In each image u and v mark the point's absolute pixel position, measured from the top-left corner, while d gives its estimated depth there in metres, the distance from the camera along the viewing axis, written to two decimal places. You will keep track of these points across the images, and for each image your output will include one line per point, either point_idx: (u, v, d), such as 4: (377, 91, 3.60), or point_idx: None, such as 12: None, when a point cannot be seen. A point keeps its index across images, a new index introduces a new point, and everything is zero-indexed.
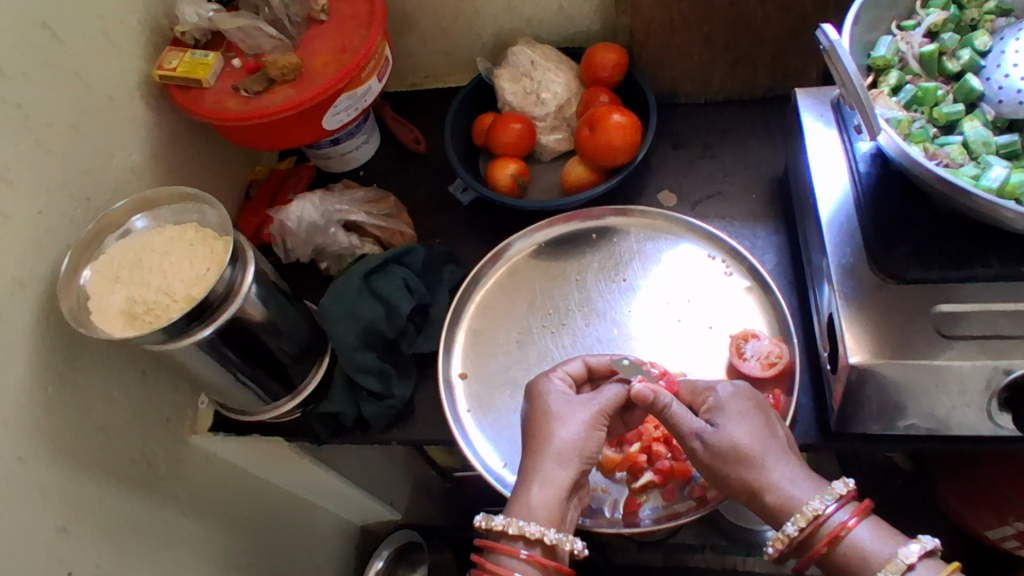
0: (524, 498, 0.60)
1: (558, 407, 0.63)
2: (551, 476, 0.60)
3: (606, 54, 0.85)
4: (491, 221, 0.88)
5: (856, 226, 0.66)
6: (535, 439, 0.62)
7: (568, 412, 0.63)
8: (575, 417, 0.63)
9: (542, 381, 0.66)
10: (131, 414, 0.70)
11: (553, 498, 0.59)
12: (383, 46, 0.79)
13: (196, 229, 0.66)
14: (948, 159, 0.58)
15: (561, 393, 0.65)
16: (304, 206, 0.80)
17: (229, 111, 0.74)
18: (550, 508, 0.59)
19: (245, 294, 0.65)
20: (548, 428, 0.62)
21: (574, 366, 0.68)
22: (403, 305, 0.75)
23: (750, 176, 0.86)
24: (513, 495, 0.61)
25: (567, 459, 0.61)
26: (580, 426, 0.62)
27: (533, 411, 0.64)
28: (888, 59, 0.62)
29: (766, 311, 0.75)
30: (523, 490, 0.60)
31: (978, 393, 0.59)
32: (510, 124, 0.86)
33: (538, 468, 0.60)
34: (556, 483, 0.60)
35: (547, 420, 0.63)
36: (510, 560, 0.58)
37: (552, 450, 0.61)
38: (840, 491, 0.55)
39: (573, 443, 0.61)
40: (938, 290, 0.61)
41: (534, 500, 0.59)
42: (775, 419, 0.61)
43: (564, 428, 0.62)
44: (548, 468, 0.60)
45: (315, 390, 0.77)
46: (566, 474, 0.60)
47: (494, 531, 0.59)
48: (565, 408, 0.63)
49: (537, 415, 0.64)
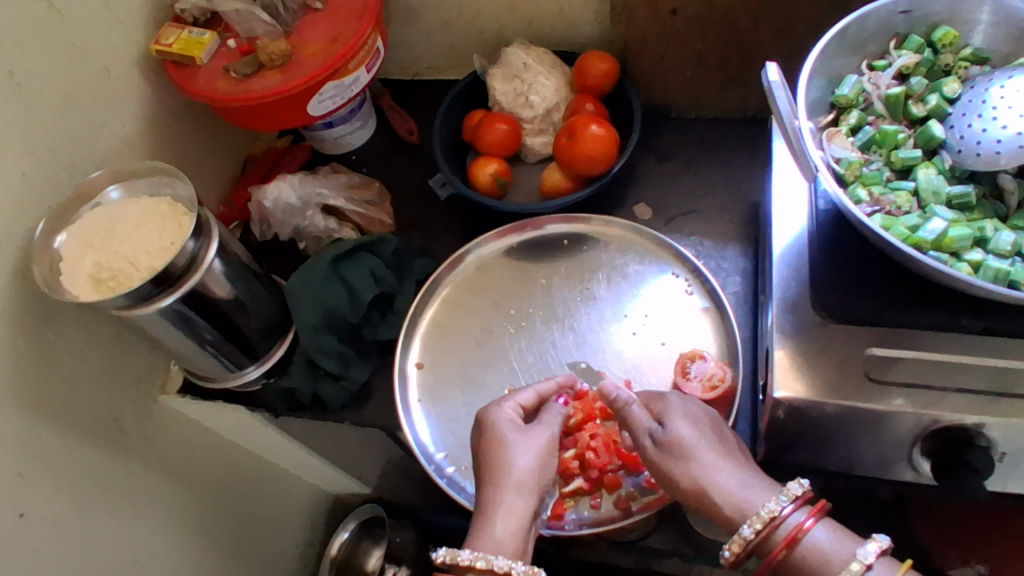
0: (489, 532, 0.59)
1: (508, 436, 0.64)
2: (511, 509, 0.60)
3: (597, 63, 0.86)
4: (469, 217, 0.91)
5: (806, 262, 0.66)
6: (491, 470, 0.62)
7: (520, 442, 0.64)
8: (528, 446, 0.64)
9: (491, 410, 0.66)
10: (102, 371, 0.75)
11: (515, 530, 0.60)
12: (374, 37, 0.81)
13: (169, 203, 0.70)
14: (893, 206, 0.58)
15: (512, 419, 0.65)
16: (282, 189, 0.83)
17: (217, 91, 0.77)
18: (514, 539, 0.59)
19: (206, 268, 0.68)
20: (503, 458, 0.62)
21: (524, 396, 0.68)
22: (365, 292, 0.79)
23: (728, 198, 0.86)
24: (476, 532, 0.60)
25: (524, 489, 0.61)
26: (530, 455, 0.63)
27: (484, 441, 0.65)
28: (851, 99, 0.61)
29: (719, 334, 0.76)
30: (487, 524, 0.60)
31: (901, 436, 0.60)
32: (496, 124, 0.87)
33: (499, 500, 0.61)
34: (517, 515, 0.60)
35: (500, 449, 0.63)
36: None
37: (508, 481, 0.61)
38: (796, 491, 0.56)
39: (531, 472, 0.62)
40: (876, 333, 0.61)
41: (500, 533, 0.59)
42: (722, 424, 0.63)
43: (519, 458, 0.62)
44: (508, 500, 0.61)
45: (278, 362, 0.81)
46: (525, 504, 0.61)
47: (461, 565, 0.58)
48: (516, 437, 0.64)
49: (486, 443, 0.64)
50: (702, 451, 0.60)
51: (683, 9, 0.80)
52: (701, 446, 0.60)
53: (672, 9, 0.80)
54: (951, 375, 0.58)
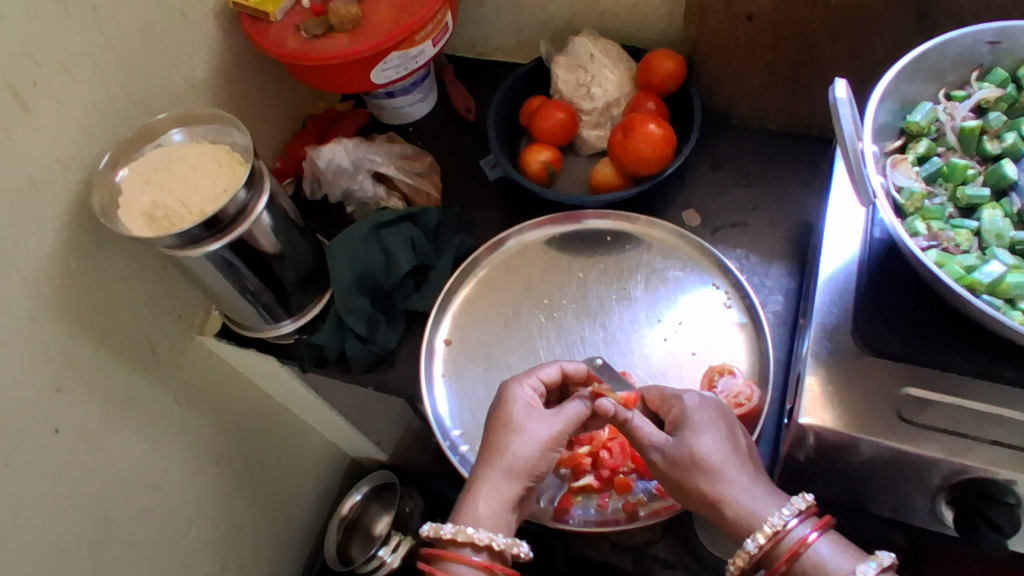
0: (474, 508, 0.61)
1: (518, 420, 0.64)
2: (493, 486, 0.61)
3: (663, 62, 0.84)
4: (515, 201, 0.90)
5: (852, 289, 0.64)
6: (490, 448, 0.63)
7: (529, 425, 0.64)
8: (534, 434, 0.63)
9: (511, 388, 0.67)
10: (144, 302, 0.77)
11: (493, 506, 0.61)
12: (444, 12, 0.81)
13: (226, 151, 0.72)
14: (951, 243, 0.54)
15: (528, 401, 0.65)
16: (336, 150, 0.85)
17: (286, 47, 0.78)
18: (491, 515, 0.60)
19: (254, 219, 0.70)
20: (505, 439, 0.63)
21: (548, 372, 0.68)
22: (402, 261, 0.79)
23: (780, 214, 0.84)
24: (460, 504, 0.62)
25: (513, 471, 0.62)
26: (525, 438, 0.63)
27: (497, 417, 0.65)
28: (922, 127, 0.58)
29: (752, 352, 0.75)
30: (474, 497, 0.61)
31: (926, 481, 0.58)
32: (553, 112, 0.87)
33: (487, 477, 0.62)
34: (499, 492, 0.61)
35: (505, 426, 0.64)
36: (457, 564, 0.58)
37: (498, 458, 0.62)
38: (799, 505, 0.55)
39: (526, 458, 0.62)
40: (914, 373, 0.59)
41: (481, 509, 0.60)
42: (740, 430, 0.62)
43: (520, 443, 0.63)
44: (495, 477, 0.61)
45: (314, 317, 0.83)
46: (513, 488, 0.61)
47: (441, 539, 0.59)
48: (527, 422, 0.64)
49: (506, 421, 0.64)
50: (720, 452, 0.59)
51: (760, 15, 0.77)
52: (717, 447, 0.59)
53: (749, 14, 0.78)
54: (988, 427, 0.56)
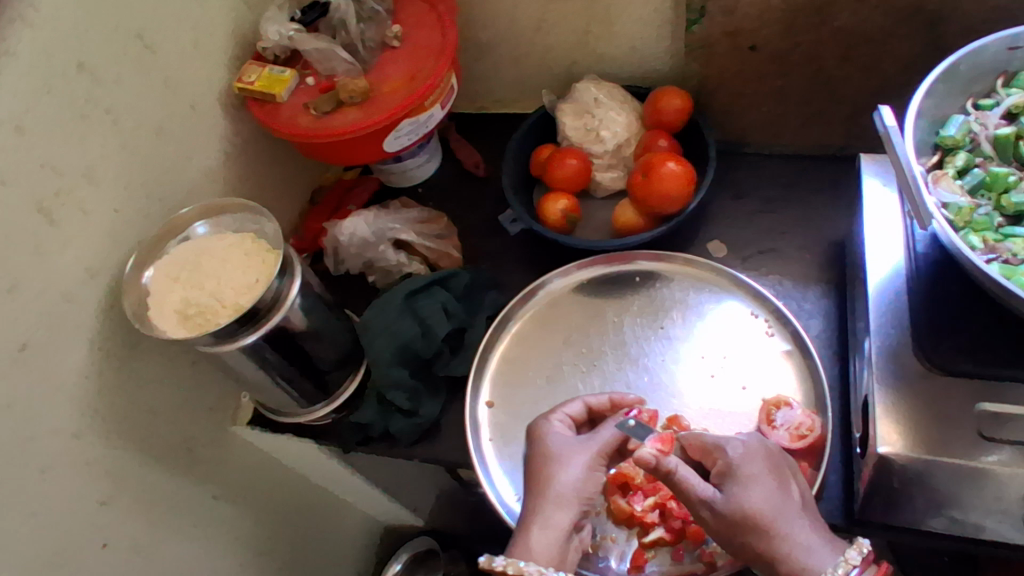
0: (527, 543, 0.58)
1: (556, 451, 0.62)
2: (543, 517, 0.59)
3: (671, 99, 0.85)
4: (539, 252, 0.90)
5: (905, 308, 0.64)
6: (536, 480, 0.62)
7: (567, 453, 0.62)
8: (575, 457, 0.62)
9: (540, 425, 0.66)
10: (180, 401, 0.75)
11: (546, 539, 0.58)
12: (450, 75, 0.82)
13: (252, 240, 0.72)
14: (1010, 254, 0.55)
15: (560, 431, 0.65)
16: (357, 223, 0.84)
17: (299, 127, 0.78)
18: (544, 548, 0.58)
19: (290, 305, 0.69)
20: (548, 470, 0.61)
21: (574, 407, 0.68)
22: (438, 328, 0.78)
23: (808, 236, 0.84)
24: (514, 537, 0.59)
25: (562, 500, 0.60)
26: (566, 465, 0.61)
27: (531, 455, 0.64)
28: (958, 140, 0.59)
29: (803, 380, 0.73)
30: (525, 535, 0.59)
31: (1015, 501, 0.57)
32: (567, 159, 0.86)
33: (536, 510, 0.60)
34: (550, 522, 0.59)
35: (534, 466, 0.63)
36: None
37: (545, 488, 0.60)
38: (856, 559, 0.53)
39: (573, 484, 0.60)
40: (987, 389, 0.58)
41: (534, 543, 0.58)
42: (791, 479, 0.59)
43: (563, 471, 0.61)
44: (543, 509, 0.59)
45: (349, 398, 0.81)
46: (566, 517, 0.59)
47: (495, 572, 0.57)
48: (564, 450, 0.62)
49: (542, 460, 0.63)
50: (771, 501, 0.56)
51: (763, 45, 0.78)
52: (767, 496, 0.56)
53: (753, 45, 0.78)
54: None
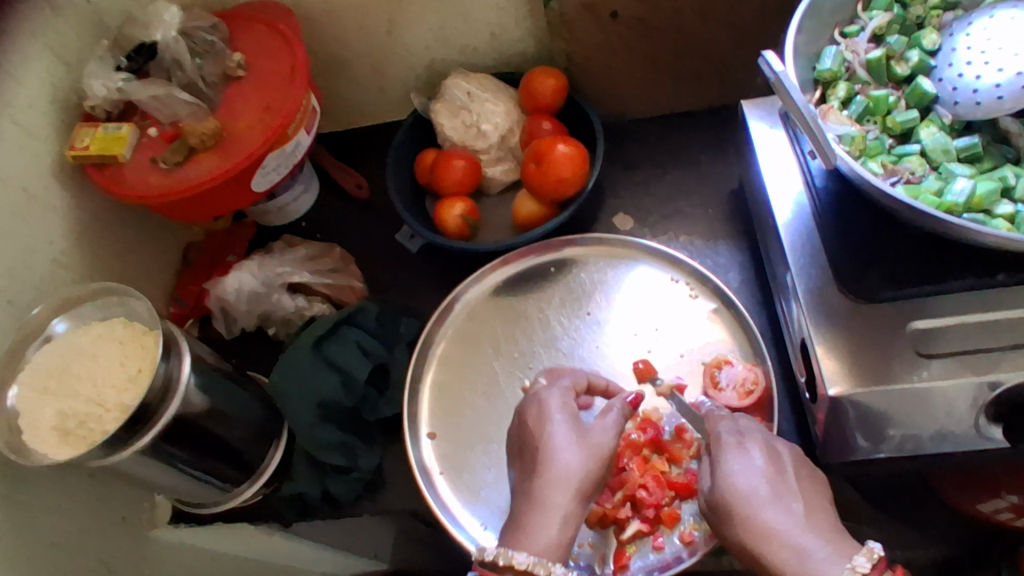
0: (534, 531, 0.57)
1: (562, 431, 0.61)
2: (562, 508, 0.58)
3: (544, 80, 0.81)
4: (446, 266, 0.85)
5: (818, 245, 0.64)
6: (540, 462, 0.60)
7: (576, 439, 0.60)
8: (583, 446, 0.60)
9: (547, 400, 0.64)
10: (85, 521, 0.66)
11: (560, 530, 0.57)
12: (308, 97, 0.75)
13: (123, 324, 0.63)
14: (909, 173, 0.56)
15: (568, 410, 0.63)
16: (241, 277, 0.76)
17: (151, 188, 0.69)
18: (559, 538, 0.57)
19: (183, 388, 0.61)
20: (556, 456, 0.60)
21: (580, 379, 0.67)
22: (360, 371, 0.72)
23: (705, 192, 0.83)
24: (517, 527, 0.58)
25: (577, 490, 0.58)
26: (579, 452, 0.60)
27: (535, 432, 0.62)
28: (834, 72, 0.59)
29: (735, 332, 0.73)
30: (533, 521, 0.58)
31: (966, 412, 0.57)
32: (452, 161, 0.82)
33: (546, 495, 0.58)
34: (564, 512, 0.58)
35: (547, 441, 0.61)
36: None
37: (559, 477, 0.58)
38: (863, 567, 0.49)
39: (580, 471, 0.59)
40: (911, 307, 0.59)
41: (541, 531, 0.57)
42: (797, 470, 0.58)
43: (571, 456, 0.59)
44: (555, 499, 0.58)
45: (276, 469, 0.73)
46: (576, 506, 0.58)
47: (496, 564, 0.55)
48: (573, 434, 0.61)
49: (548, 436, 0.61)
50: (754, 489, 0.55)
51: (624, 10, 0.76)
52: (751, 483, 0.56)
53: (613, 12, 0.76)
54: (1006, 335, 0.56)
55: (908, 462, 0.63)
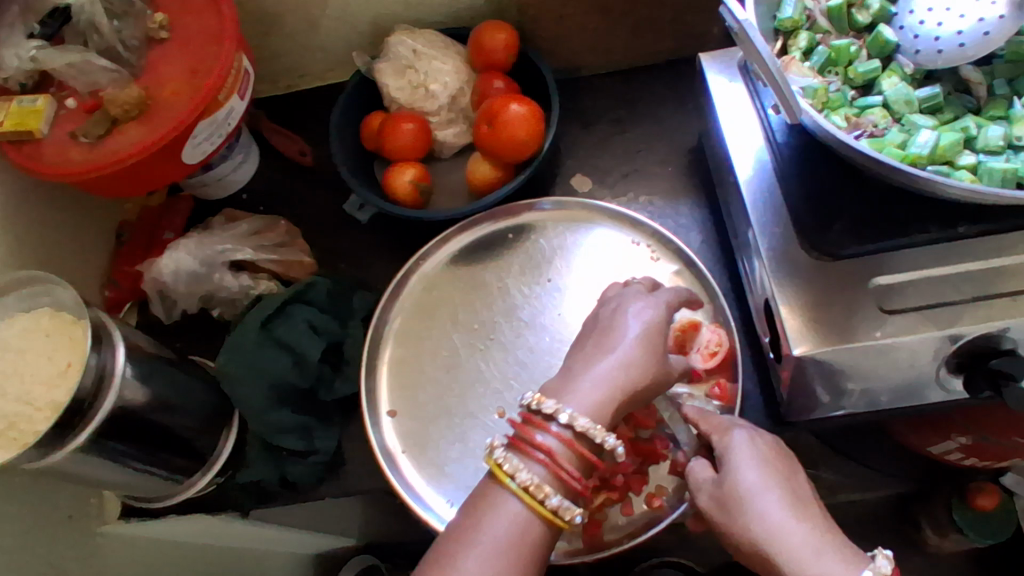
0: (583, 396, 0.54)
1: (646, 322, 0.58)
2: (616, 392, 0.55)
3: (495, 35, 0.77)
4: (400, 235, 0.81)
5: (780, 203, 0.63)
6: (611, 341, 0.57)
7: (659, 336, 0.58)
8: (659, 350, 0.57)
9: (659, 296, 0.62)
10: (30, 524, 0.62)
11: (600, 415, 0.54)
12: (241, 58, 0.70)
13: (49, 315, 0.58)
14: (872, 127, 0.55)
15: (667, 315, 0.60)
16: (178, 257, 0.72)
17: (71, 164, 0.63)
18: (606, 414, 0.54)
19: (119, 380, 0.57)
20: (626, 345, 0.57)
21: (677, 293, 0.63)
22: (312, 351, 0.69)
23: (665, 150, 0.81)
24: (566, 386, 0.56)
25: (634, 385, 0.55)
26: (657, 357, 0.57)
27: (620, 313, 0.60)
28: (796, 21, 0.57)
29: (699, 294, 0.71)
30: (586, 389, 0.55)
31: (928, 364, 0.57)
32: (401, 124, 0.77)
33: (607, 371, 0.55)
34: (619, 398, 0.55)
35: (629, 330, 0.57)
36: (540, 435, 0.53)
37: (630, 362, 0.56)
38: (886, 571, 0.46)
39: (649, 369, 0.56)
40: (872, 263, 0.58)
41: (588, 400, 0.54)
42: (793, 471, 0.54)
43: (649, 356, 0.57)
44: (615, 381, 0.55)
45: (231, 456, 0.71)
46: (621, 403, 0.55)
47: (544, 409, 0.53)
48: (661, 335, 0.58)
49: (632, 317, 0.59)
50: (748, 482, 0.52)
51: None
52: (743, 476, 0.52)
53: None
54: (965, 287, 0.56)
55: (865, 417, 0.64)
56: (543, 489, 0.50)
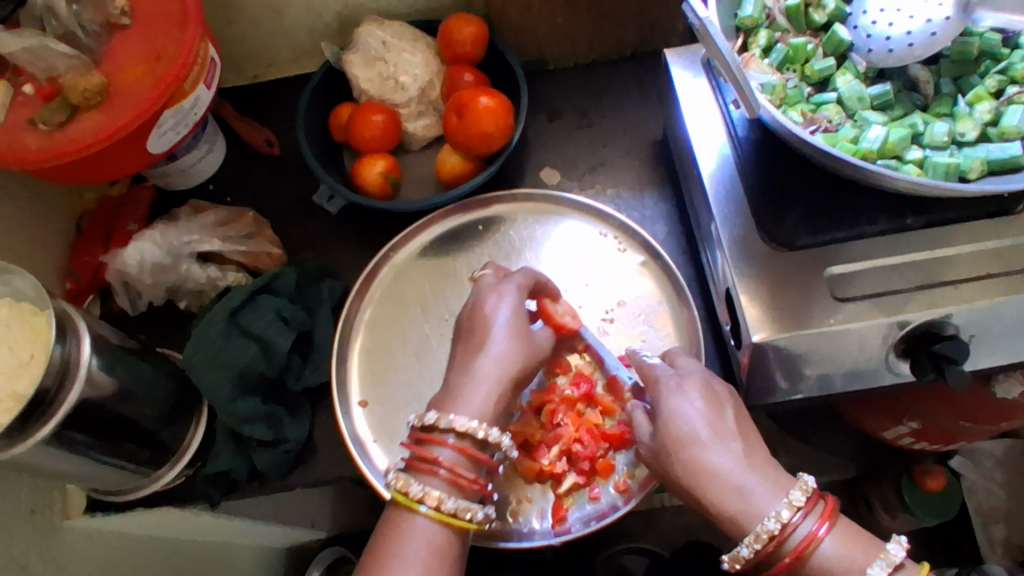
0: (461, 400, 0.58)
1: (506, 317, 0.62)
2: (494, 385, 0.59)
3: (462, 28, 0.78)
4: (368, 225, 0.81)
5: (741, 195, 0.65)
6: (476, 340, 0.61)
7: (521, 328, 0.62)
8: (522, 339, 0.61)
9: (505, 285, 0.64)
10: None
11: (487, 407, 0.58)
12: (206, 46, 0.69)
13: (9, 306, 0.57)
14: (827, 123, 0.57)
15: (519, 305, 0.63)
16: (143, 248, 0.71)
17: (29, 152, 0.62)
18: (489, 408, 0.58)
19: (84, 371, 0.57)
20: (493, 341, 0.60)
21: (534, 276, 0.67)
22: (280, 341, 0.68)
23: (629, 142, 0.83)
24: (443, 393, 0.59)
25: (509, 374, 0.60)
26: (520, 344, 0.61)
27: (474, 310, 0.63)
28: (756, 19, 0.59)
29: (663, 284, 0.73)
30: (462, 392, 0.58)
31: (878, 349, 0.60)
32: (371, 115, 0.77)
33: (481, 368, 0.59)
34: (499, 391, 0.59)
35: (492, 328, 0.61)
36: (437, 451, 0.56)
37: (500, 357, 0.60)
38: (799, 501, 0.52)
39: (516, 359, 0.60)
40: (827, 252, 0.61)
41: (470, 399, 0.58)
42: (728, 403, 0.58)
43: (511, 346, 0.60)
44: (493, 376, 0.59)
45: (199, 447, 0.71)
46: (503, 389, 0.59)
47: (431, 423, 0.56)
48: (520, 325, 0.62)
49: (487, 312, 0.62)
50: (697, 431, 0.55)
51: None
52: (694, 425, 0.55)
53: None
54: (911, 275, 0.59)
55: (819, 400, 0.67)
56: (446, 503, 0.54)
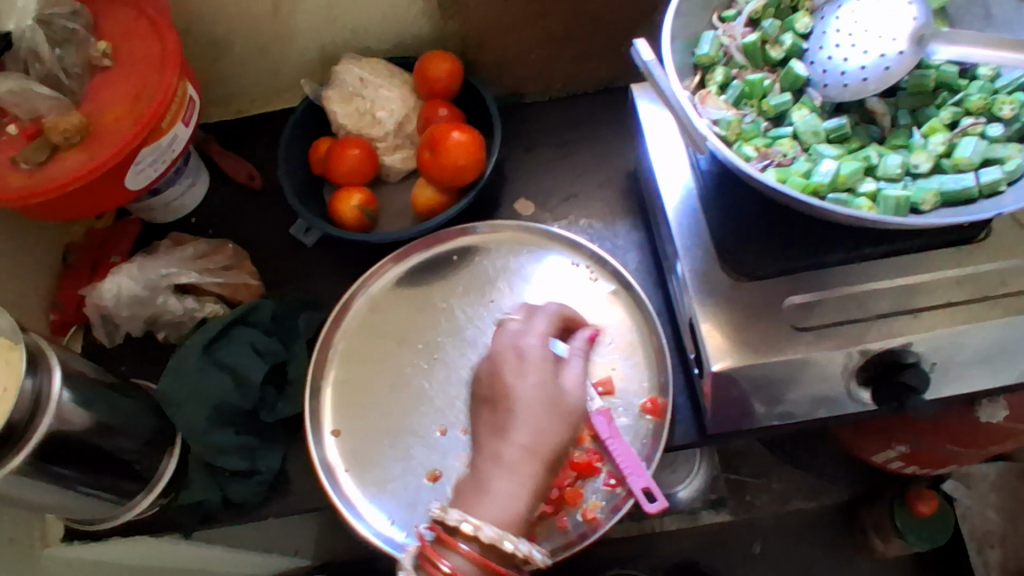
0: (484, 501, 0.59)
1: (528, 385, 0.62)
2: (520, 482, 0.59)
3: (438, 64, 0.80)
4: (347, 256, 0.83)
5: (704, 226, 0.66)
6: (501, 416, 0.62)
7: (540, 396, 0.62)
8: (539, 405, 0.62)
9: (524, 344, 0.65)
10: None
11: (510, 507, 0.59)
12: (184, 86, 0.71)
13: None
14: (780, 157, 0.58)
15: (546, 368, 0.64)
16: (119, 281, 0.73)
17: (10, 190, 0.64)
18: (521, 496, 0.59)
19: (56, 404, 0.59)
20: (511, 420, 0.61)
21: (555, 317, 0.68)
22: (254, 373, 0.70)
23: (604, 173, 0.84)
24: (473, 485, 0.60)
25: (537, 453, 0.60)
26: (549, 416, 0.62)
27: (496, 378, 0.64)
28: (712, 57, 0.61)
29: (633, 313, 0.74)
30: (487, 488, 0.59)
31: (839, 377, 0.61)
32: (349, 149, 0.79)
33: (505, 455, 0.60)
34: (527, 480, 0.60)
35: (517, 398, 0.62)
36: (451, 554, 0.57)
37: (527, 447, 0.60)
38: None
39: (542, 438, 0.61)
40: (789, 282, 0.61)
41: (497, 490, 0.59)
42: None
43: (533, 428, 0.61)
44: (523, 470, 0.60)
45: (172, 479, 0.70)
46: (532, 472, 0.60)
47: (450, 524, 0.57)
48: (541, 391, 0.62)
49: (509, 378, 0.63)
50: None
51: None
52: None
53: None
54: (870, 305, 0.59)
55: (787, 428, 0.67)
56: None
